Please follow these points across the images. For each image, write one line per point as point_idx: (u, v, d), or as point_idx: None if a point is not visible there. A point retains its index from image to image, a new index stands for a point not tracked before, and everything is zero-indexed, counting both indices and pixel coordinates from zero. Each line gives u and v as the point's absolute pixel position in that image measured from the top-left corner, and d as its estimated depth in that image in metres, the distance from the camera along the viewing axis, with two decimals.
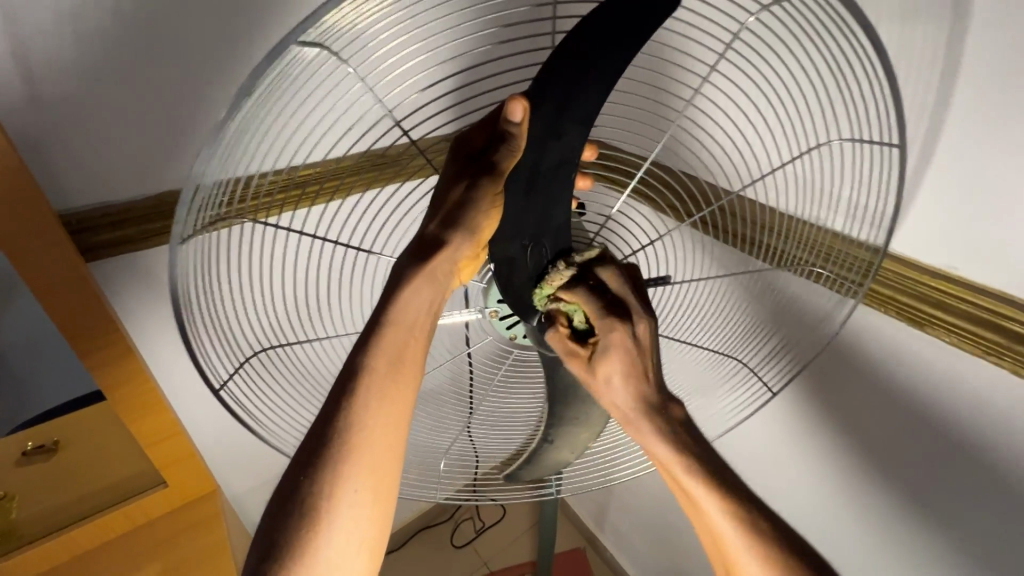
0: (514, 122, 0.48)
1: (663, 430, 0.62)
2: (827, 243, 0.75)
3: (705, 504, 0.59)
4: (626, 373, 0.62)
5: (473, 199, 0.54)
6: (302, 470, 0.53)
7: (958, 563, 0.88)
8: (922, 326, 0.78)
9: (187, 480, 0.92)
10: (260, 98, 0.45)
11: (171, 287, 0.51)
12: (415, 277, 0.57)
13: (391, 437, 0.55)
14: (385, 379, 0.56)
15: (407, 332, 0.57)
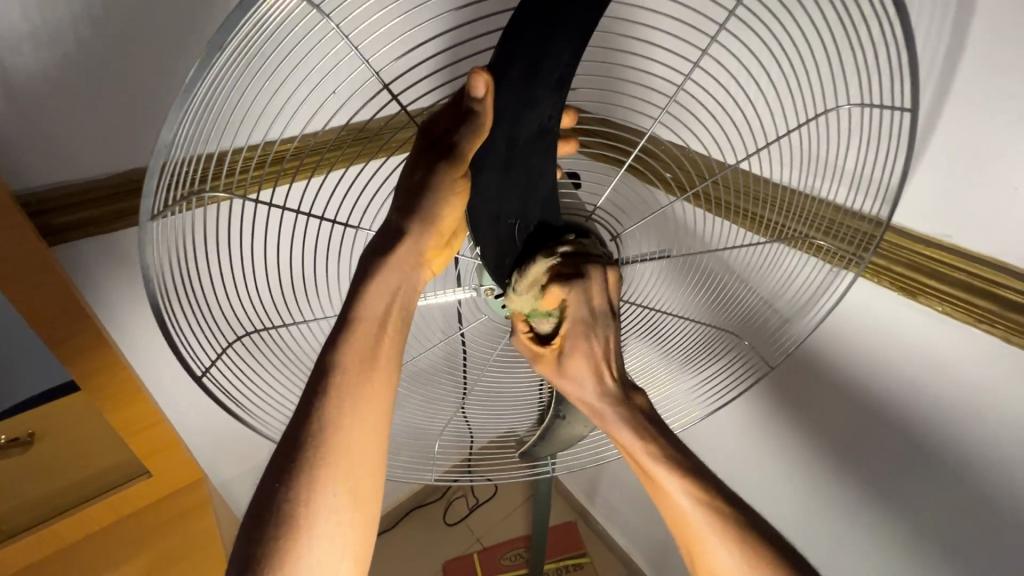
0: (478, 98, 0.45)
1: (627, 418, 0.65)
2: (829, 218, 0.73)
3: (667, 484, 0.60)
4: (587, 381, 0.65)
5: (435, 184, 0.51)
6: (279, 474, 0.48)
7: (955, 533, 0.89)
8: (914, 295, 0.78)
9: (169, 471, 1.01)
10: (230, 56, 0.40)
11: (142, 268, 0.47)
12: (381, 271, 0.53)
13: (371, 436, 0.51)
14: (359, 375, 0.51)
15: (377, 330, 0.53)
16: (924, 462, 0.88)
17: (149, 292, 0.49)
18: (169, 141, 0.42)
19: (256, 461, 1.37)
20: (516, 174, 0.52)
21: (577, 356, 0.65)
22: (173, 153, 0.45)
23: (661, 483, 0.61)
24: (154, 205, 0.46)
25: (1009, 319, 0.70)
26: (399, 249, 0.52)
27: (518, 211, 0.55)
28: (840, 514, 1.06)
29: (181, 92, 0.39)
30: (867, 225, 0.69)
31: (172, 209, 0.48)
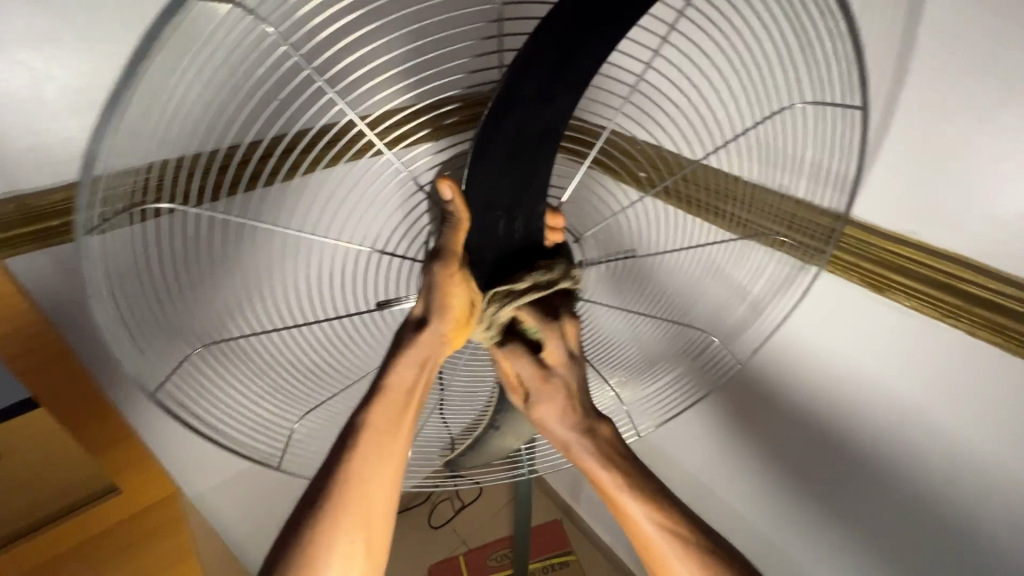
0: (447, 200, 0.50)
1: (595, 447, 0.65)
2: (793, 212, 0.73)
3: (631, 509, 0.61)
4: (556, 416, 0.66)
5: (437, 280, 0.55)
6: (300, 517, 0.53)
7: (925, 517, 0.91)
8: (883, 291, 0.80)
9: (142, 486, 0.98)
10: (161, 64, 0.39)
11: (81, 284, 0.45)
12: (410, 348, 0.58)
13: (388, 489, 0.56)
14: (384, 435, 0.56)
15: (407, 396, 0.58)
16: (895, 449, 0.90)
17: (91, 309, 0.47)
18: (100, 157, 0.41)
19: (233, 473, 1.34)
20: (513, 170, 0.51)
21: (545, 398, 0.66)
22: (107, 165, 0.43)
23: (626, 508, 0.61)
24: (89, 221, 0.44)
25: (974, 312, 0.71)
26: (422, 338, 0.57)
27: (508, 203, 0.54)
28: (817, 503, 1.08)
29: (109, 103, 0.37)
30: (828, 218, 0.71)
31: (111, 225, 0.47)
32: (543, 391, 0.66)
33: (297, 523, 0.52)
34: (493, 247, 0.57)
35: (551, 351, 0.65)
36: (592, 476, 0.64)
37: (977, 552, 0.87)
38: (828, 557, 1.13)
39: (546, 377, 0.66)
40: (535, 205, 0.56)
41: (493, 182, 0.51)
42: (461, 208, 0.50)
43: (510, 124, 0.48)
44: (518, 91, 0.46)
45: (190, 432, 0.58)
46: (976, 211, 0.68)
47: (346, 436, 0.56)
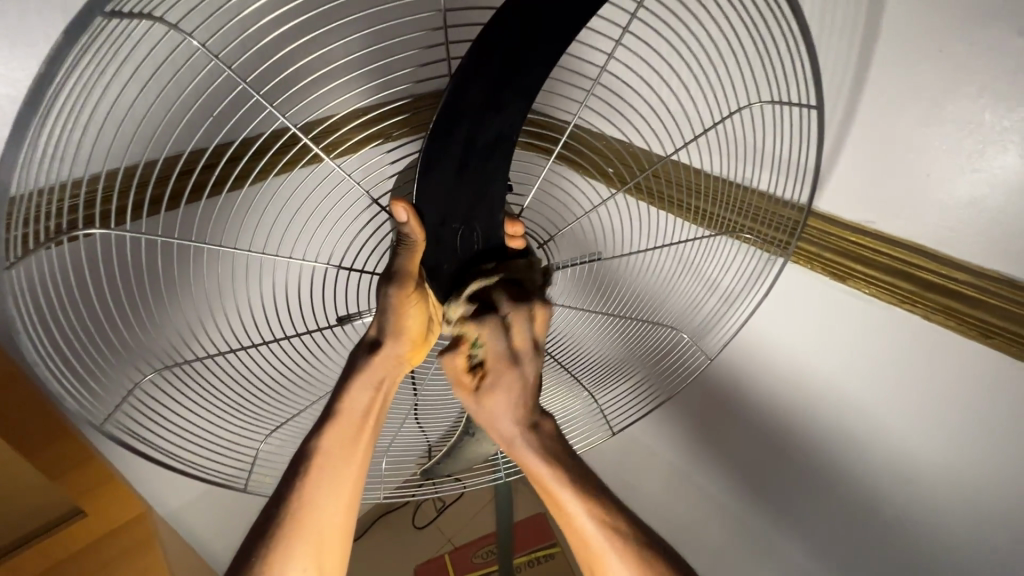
0: (404, 223, 0.49)
1: (537, 444, 0.60)
2: (754, 204, 0.75)
3: (573, 509, 0.58)
4: (504, 411, 0.60)
5: (391, 304, 0.54)
6: (252, 549, 0.51)
7: (890, 496, 0.94)
8: (843, 279, 0.81)
9: (106, 508, 0.97)
10: (71, 87, 0.36)
11: (5, 322, 0.42)
12: (364, 368, 0.56)
13: (342, 514, 0.55)
14: (337, 461, 0.55)
15: (361, 417, 0.57)
16: (860, 431, 0.92)
17: (19, 346, 0.44)
18: (15, 179, 0.38)
19: (204, 490, 1.30)
20: (466, 181, 0.50)
21: (505, 381, 0.60)
22: (19, 190, 0.40)
23: (565, 508, 0.59)
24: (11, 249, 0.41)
25: (927, 298, 0.73)
26: (377, 359, 0.57)
27: (465, 214, 0.52)
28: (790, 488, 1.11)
29: (13, 131, 0.34)
30: (791, 210, 0.71)
31: (40, 247, 0.44)
32: (507, 377, 0.59)
33: (245, 555, 0.51)
34: (451, 257, 0.54)
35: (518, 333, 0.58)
36: (533, 474, 0.60)
37: (939, 527, 0.90)
38: (801, 536, 1.16)
39: (512, 363, 0.59)
40: (495, 215, 0.54)
41: (442, 195, 0.49)
42: (417, 232, 0.49)
43: (458, 137, 0.46)
44: (463, 102, 0.44)
45: (142, 460, 0.54)
46: (933, 204, 0.69)
47: (298, 463, 0.54)
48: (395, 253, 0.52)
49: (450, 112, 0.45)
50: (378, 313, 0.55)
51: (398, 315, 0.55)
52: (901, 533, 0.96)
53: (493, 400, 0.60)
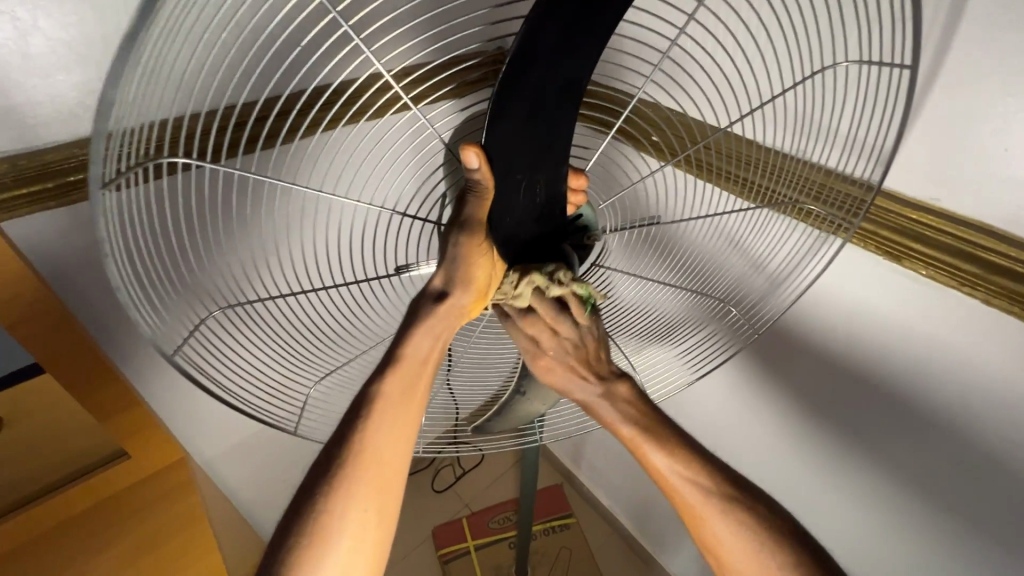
0: (474, 169, 0.48)
1: (614, 400, 0.73)
2: (819, 180, 0.70)
3: (656, 453, 0.70)
4: (567, 374, 0.73)
5: (457, 253, 0.54)
6: (315, 483, 0.53)
7: (925, 482, 0.92)
8: (900, 259, 0.79)
9: (148, 452, 1.04)
10: (172, 20, 0.37)
11: (97, 247, 0.43)
12: (428, 317, 0.57)
13: (400, 458, 0.56)
14: (397, 406, 0.56)
15: (420, 364, 0.58)
16: (899, 416, 0.90)
17: (104, 270, 0.45)
18: (113, 115, 0.39)
19: (240, 439, 1.35)
20: (535, 131, 0.49)
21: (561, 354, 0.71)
22: (118, 121, 0.40)
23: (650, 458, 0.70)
24: (105, 175, 0.42)
25: (993, 283, 0.70)
26: (439, 309, 0.57)
27: (527, 167, 0.51)
28: (818, 470, 1.10)
29: (121, 60, 0.35)
30: (861, 189, 0.67)
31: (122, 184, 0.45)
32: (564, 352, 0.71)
33: (310, 492, 0.53)
34: (515, 211, 0.54)
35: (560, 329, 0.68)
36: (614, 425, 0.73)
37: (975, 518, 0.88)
38: (826, 519, 1.15)
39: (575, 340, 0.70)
40: (558, 167, 0.54)
41: (514, 139, 0.48)
42: (488, 178, 0.49)
43: (531, 81, 0.45)
44: (536, 41, 0.42)
45: (209, 395, 0.55)
46: (1011, 183, 0.66)
47: (360, 405, 0.55)
48: (466, 200, 0.52)
49: (521, 55, 0.43)
50: (448, 261, 0.55)
51: (467, 264, 0.55)
52: (937, 521, 0.95)
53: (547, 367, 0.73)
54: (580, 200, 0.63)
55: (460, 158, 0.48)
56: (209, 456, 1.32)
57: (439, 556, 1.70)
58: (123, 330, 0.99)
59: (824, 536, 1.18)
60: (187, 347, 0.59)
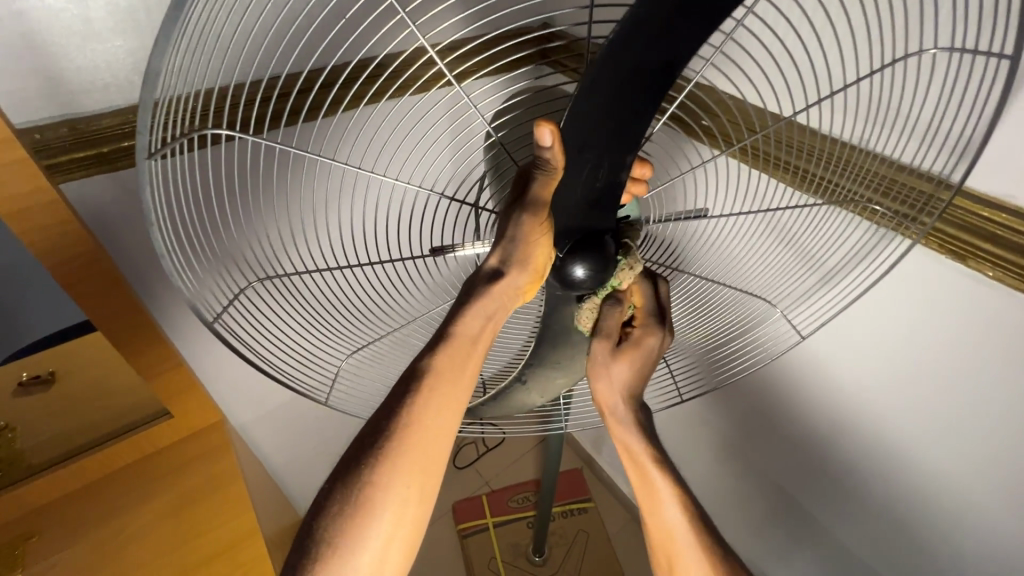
0: (546, 147, 0.47)
1: (634, 425, 0.74)
2: (888, 175, 0.68)
3: (655, 484, 0.71)
4: (623, 381, 0.73)
5: (518, 233, 0.55)
6: (361, 452, 0.54)
7: (963, 496, 0.89)
8: (966, 260, 0.74)
9: (188, 413, 1.09)
10: None
11: (142, 214, 0.44)
12: (481, 296, 0.58)
13: (444, 435, 0.56)
14: (446, 383, 0.56)
15: (470, 345, 0.58)
16: (942, 423, 0.87)
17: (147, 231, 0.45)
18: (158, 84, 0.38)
19: (273, 405, 1.39)
20: (617, 116, 0.48)
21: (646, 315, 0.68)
22: (163, 87, 0.41)
23: (655, 487, 0.71)
24: (151, 144, 0.43)
25: None
26: (495, 290, 0.58)
27: (597, 150, 0.50)
28: (846, 475, 1.07)
29: (166, 26, 0.35)
30: (937, 187, 0.64)
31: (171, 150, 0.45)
32: (650, 319, 0.69)
33: (355, 460, 0.54)
34: (566, 188, 0.53)
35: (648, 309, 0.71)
36: (625, 446, 0.74)
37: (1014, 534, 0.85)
38: (855, 525, 1.11)
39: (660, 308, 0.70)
40: (627, 153, 0.52)
41: (593, 121, 0.48)
42: (558, 159, 0.48)
43: (624, 60, 0.45)
44: (636, 22, 0.43)
45: (246, 362, 0.57)
46: None
47: (408, 379, 0.56)
48: (532, 178, 0.52)
49: (621, 35, 0.44)
50: (505, 241, 0.56)
51: (526, 244, 0.56)
52: (978, 536, 0.90)
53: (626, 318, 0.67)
54: (639, 191, 0.63)
55: (533, 134, 0.47)
56: (244, 421, 1.37)
57: (457, 530, 1.73)
58: (169, 294, 1.03)
59: (852, 543, 1.15)
60: (228, 314, 0.61)
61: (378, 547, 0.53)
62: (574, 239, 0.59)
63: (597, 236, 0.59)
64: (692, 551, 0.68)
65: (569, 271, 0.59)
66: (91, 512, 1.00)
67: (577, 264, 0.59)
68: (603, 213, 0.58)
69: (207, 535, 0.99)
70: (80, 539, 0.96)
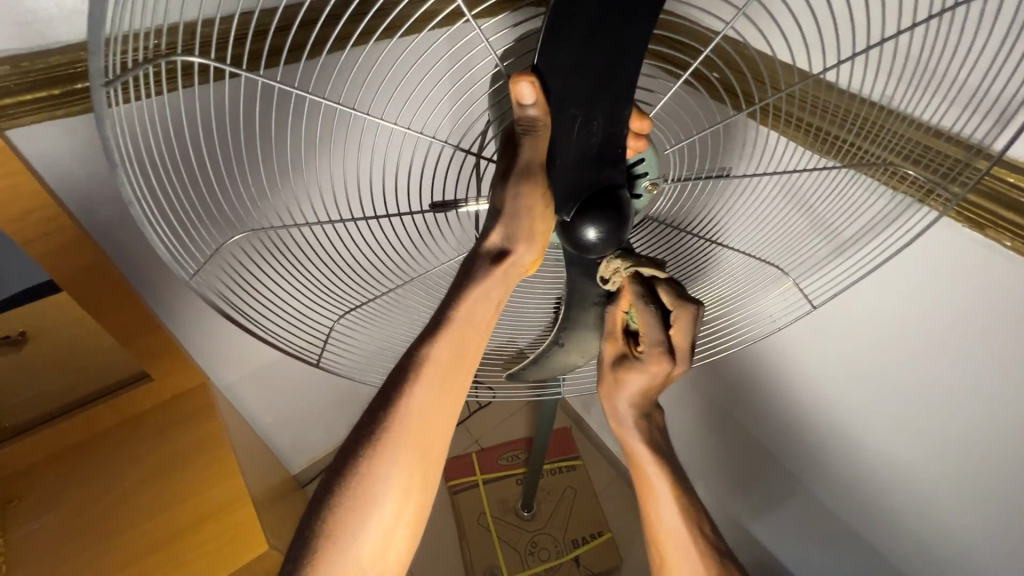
0: (528, 103, 0.46)
1: (643, 432, 0.72)
2: (921, 141, 0.62)
3: (659, 490, 0.72)
4: (640, 388, 0.69)
5: (515, 209, 0.52)
6: (357, 439, 0.51)
7: (949, 463, 0.91)
8: (982, 228, 0.72)
9: (171, 375, 1.05)
10: None
11: (104, 148, 0.40)
12: (483, 279, 0.54)
13: (439, 423, 0.53)
14: (448, 372, 0.53)
15: (472, 330, 0.54)
16: (937, 396, 0.87)
17: (111, 161, 0.41)
18: (108, 12, 0.34)
19: (258, 365, 1.35)
20: (584, 80, 0.46)
21: (654, 368, 0.66)
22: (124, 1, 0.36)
23: (657, 500, 0.72)
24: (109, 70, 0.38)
25: None
26: (499, 269, 0.54)
27: (585, 101, 0.48)
28: (834, 440, 1.09)
29: None
30: (971, 155, 0.60)
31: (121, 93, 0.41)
32: (656, 365, 0.66)
33: (350, 453, 0.51)
34: (565, 152, 0.51)
35: (677, 334, 0.64)
36: (632, 450, 0.73)
37: (991, 501, 0.88)
38: (842, 486, 1.14)
39: (666, 354, 0.65)
40: (620, 103, 0.49)
41: (565, 77, 0.46)
42: (542, 116, 0.47)
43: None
44: None
45: (232, 324, 0.54)
46: None
47: (406, 365, 0.52)
48: (520, 144, 0.50)
49: None
50: (506, 218, 0.53)
51: (529, 219, 0.53)
52: (966, 497, 0.92)
53: (628, 371, 0.68)
54: (640, 147, 0.57)
55: (513, 92, 0.46)
56: (228, 381, 1.33)
57: (448, 486, 1.76)
58: (141, 253, 0.96)
59: (834, 504, 1.18)
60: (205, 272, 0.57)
61: (376, 538, 0.51)
62: (584, 199, 0.55)
63: (609, 192, 0.56)
64: (692, 555, 0.71)
65: (581, 235, 0.56)
66: (75, 473, 0.98)
67: (590, 225, 0.56)
68: (609, 172, 0.55)
69: (192, 499, 0.97)
70: (63, 503, 0.94)
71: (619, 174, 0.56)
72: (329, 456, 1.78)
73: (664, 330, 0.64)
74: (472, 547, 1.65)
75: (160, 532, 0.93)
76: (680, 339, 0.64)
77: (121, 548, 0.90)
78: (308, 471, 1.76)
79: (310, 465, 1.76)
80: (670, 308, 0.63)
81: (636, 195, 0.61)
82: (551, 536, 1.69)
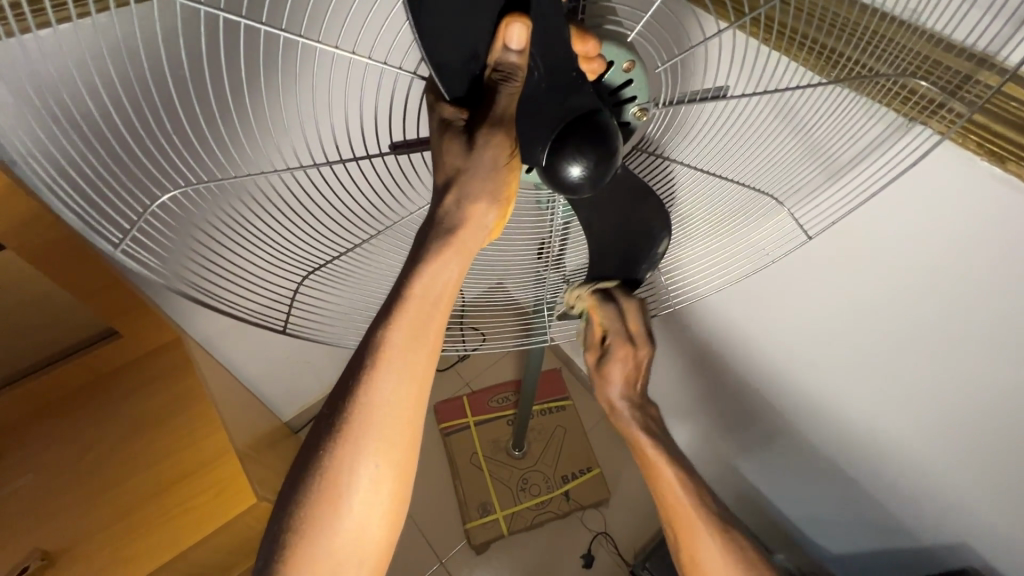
0: (513, 50, 0.42)
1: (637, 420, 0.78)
2: (929, 55, 0.55)
3: (666, 477, 0.75)
4: (619, 382, 0.76)
5: (480, 160, 0.46)
6: (321, 439, 0.50)
7: (933, 401, 0.91)
8: (1003, 161, 0.62)
9: (142, 331, 1.01)
10: None
11: None
12: (443, 250, 0.49)
13: (410, 411, 0.51)
14: (409, 356, 0.50)
15: (432, 305, 0.50)
16: (926, 336, 0.85)
17: None
18: None
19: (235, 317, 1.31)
20: (545, 17, 0.42)
21: (621, 360, 0.74)
22: None
23: (660, 472, 0.76)
24: None
25: None
26: (461, 235, 0.49)
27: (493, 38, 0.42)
28: (821, 378, 1.08)
29: None
30: (981, 68, 0.55)
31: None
32: (623, 352, 0.72)
33: (314, 448, 0.50)
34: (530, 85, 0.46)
35: (633, 321, 0.70)
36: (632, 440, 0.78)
37: (969, 434, 0.89)
38: (826, 422, 1.14)
39: (629, 341, 0.72)
40: None
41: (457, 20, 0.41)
42: (524, 63, 0.43)
43: None
44: None
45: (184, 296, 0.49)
46: None
47: (363, 350, 0.49)
48: (492, 94, 0.44)
49: None
50: (469, 171, 0.47)
51: (490, 178, 0.47)
52: (952, 434, 0.93)
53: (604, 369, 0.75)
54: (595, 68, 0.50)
55: (500, 34, 0.42)
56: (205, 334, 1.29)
57: (440, 429, 1.78)
58: None
59: (816, 437, 1.20)
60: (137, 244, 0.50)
61: (359, 528, 0.51)
62: (556, 133, 0.48)
63: (586, 122, 0.48)
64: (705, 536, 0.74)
65: (563, 174, 0.49)
66: (56, 431, 0.96)
67: (569, 162, 0.48)
68: (583, 99, 0.48)
69: (173, 456, 0.96)
70: (47, 460, 0.93)
71: (593, 97, 0.48)
72: (320, 403, 1.79)
73: (622, 321, 0.71)
74: (465, 487, 1.70)
75: (147, 487, 0.93)
76: (636, 327, 0.71)
77: (108, 507, 0.90)
78: (300, 418, 1.77)
79: (302, 412, 1.77)
80: (619, 300, 0.71)
81: (624, 123, 0.55)
82: (542, 472, 1.74)
